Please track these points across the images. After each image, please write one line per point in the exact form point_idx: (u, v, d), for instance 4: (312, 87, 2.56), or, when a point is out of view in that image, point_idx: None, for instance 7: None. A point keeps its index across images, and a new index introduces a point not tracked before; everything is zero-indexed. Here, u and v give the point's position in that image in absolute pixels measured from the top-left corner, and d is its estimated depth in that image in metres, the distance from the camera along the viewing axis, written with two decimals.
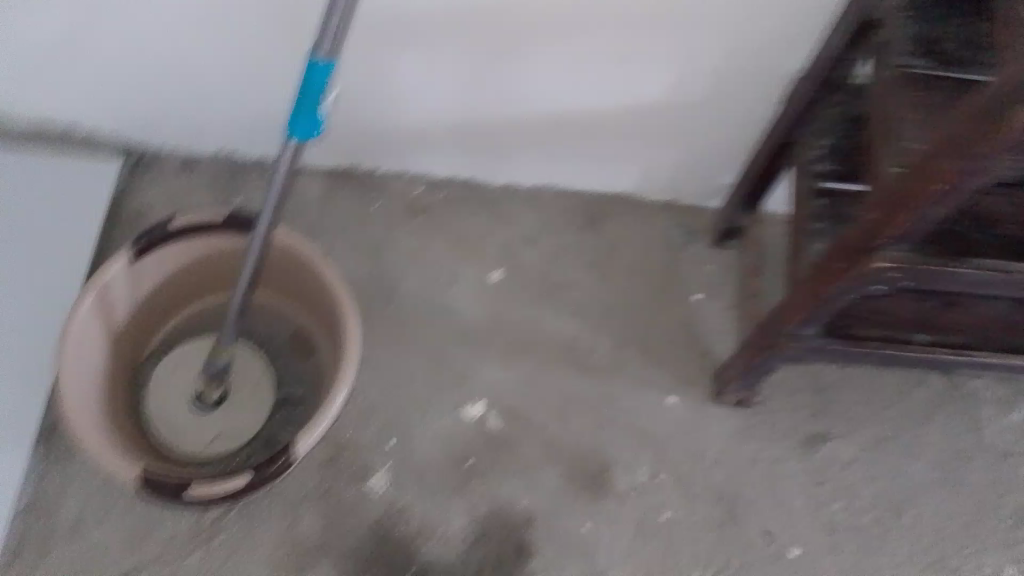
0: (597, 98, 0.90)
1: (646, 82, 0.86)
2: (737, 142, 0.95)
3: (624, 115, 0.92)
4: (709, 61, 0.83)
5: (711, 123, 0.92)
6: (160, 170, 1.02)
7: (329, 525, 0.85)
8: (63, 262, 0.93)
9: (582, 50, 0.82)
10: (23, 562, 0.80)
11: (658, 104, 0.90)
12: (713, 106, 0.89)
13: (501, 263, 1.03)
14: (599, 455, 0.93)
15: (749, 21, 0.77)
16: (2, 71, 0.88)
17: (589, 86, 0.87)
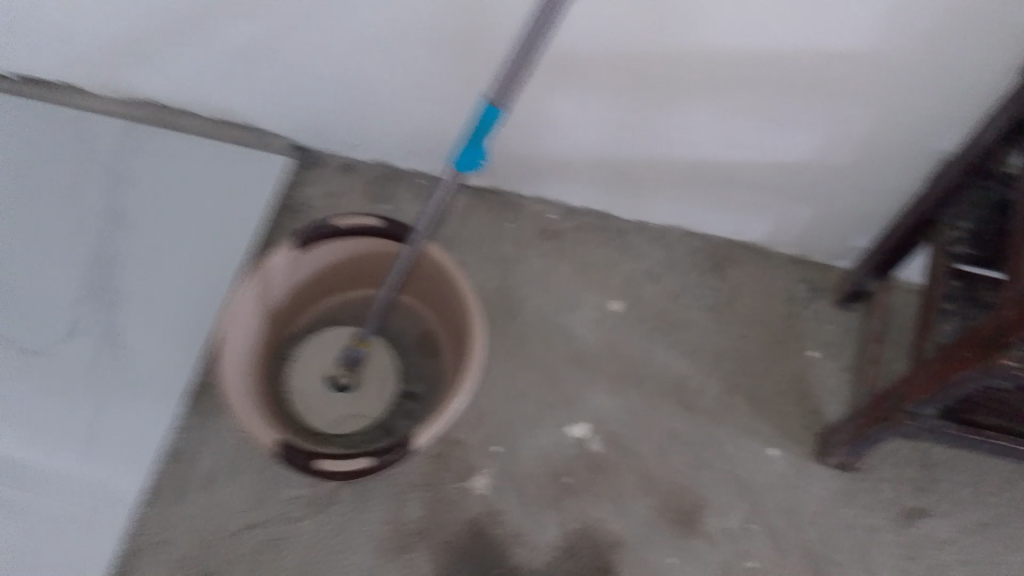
0: (742, 152, 0.92)
1: (789, 143, 0.88)
2: (877, 212, 0.95)
3: (766, 171, 0.94)
4: (859, 131, 0.84)
5: (849, 192, 0.93)
6: (321, 170, 1.11)
7: (431, 516, 0.91)
8: (229, 242, 1.04)
9: (735, 107, 0.85)
10: (163, 500, 0.90)
11: (802, 166, 0.91)
12: (856, 175, 0.90)
13: (622, 294, 1.06)
14: (694, 495, 0.95)
15: (903, 101, 0.78)
16: (202, 72, 0.99)
17: (738, 138, 0.90)
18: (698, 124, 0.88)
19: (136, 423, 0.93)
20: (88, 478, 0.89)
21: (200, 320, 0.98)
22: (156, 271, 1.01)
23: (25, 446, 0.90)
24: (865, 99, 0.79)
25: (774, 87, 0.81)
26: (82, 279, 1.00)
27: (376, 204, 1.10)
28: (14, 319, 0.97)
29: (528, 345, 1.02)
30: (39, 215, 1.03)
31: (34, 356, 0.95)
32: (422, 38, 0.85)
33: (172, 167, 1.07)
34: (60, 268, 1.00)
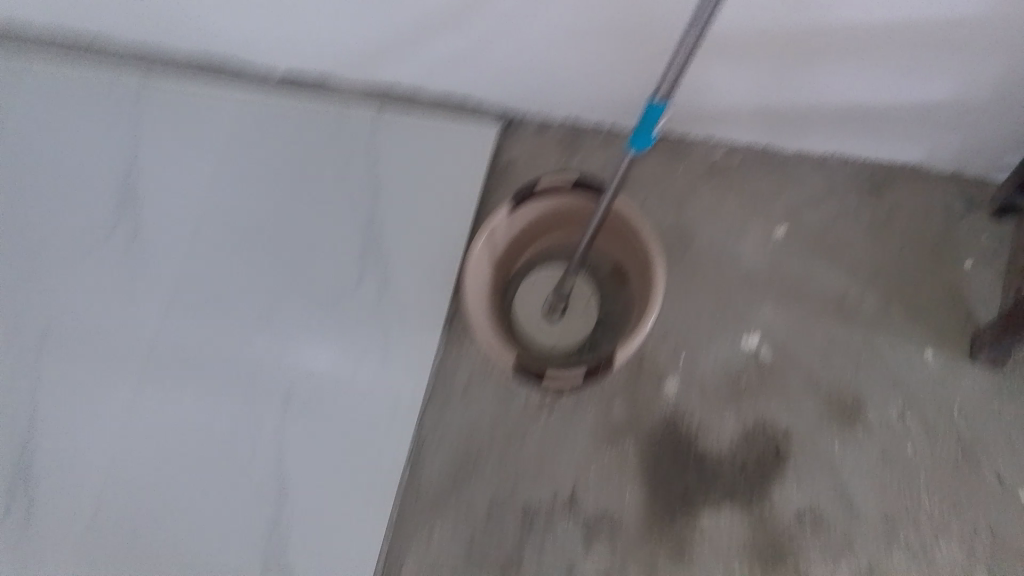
0: (897, 87, 1.03)
1: (939, 80, 1.00)
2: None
3: (918, 103, 1.06)
4: (1005, 64, 0.94)
5: (1003, 112, 1.03)
6: (524, 131, 1.35)
7: (634, 413, 1.16)
8: (458, 203, 1.30)
9: (884, 57, 0.98)
10: (431, 407, 1.20)
11: (944, 103, 1.05)
12: (1005, 99, 1.00)
13: (786, 221, 1.22)
14: (854, 392, 1.13)
15: None
16: (432, 65, 1.23)
17: (890, 78, 1.02)
18: (849, 74, 1.02)
19: (408, 350, 1.22)
20: (378, 392, 1.19)
21: (443, 268, 1.26)
22: (412, 228, 1.27)
23: (314, 374, 1.18)
24: (1002, 42, 0.90)
25: (912, 49, 0.95)
26: (359, 237, 1.27)
27: (570, 158, 1.34)
28: (292, 278, 1.23)
29: (704, 270, 1.21)
30: (298, 191, 1.28)
31: (313, 305, 1.22)
32: (614, 22, 1.05)
33: (407, 140, 1.31)
34: (328, 232, 1.26)
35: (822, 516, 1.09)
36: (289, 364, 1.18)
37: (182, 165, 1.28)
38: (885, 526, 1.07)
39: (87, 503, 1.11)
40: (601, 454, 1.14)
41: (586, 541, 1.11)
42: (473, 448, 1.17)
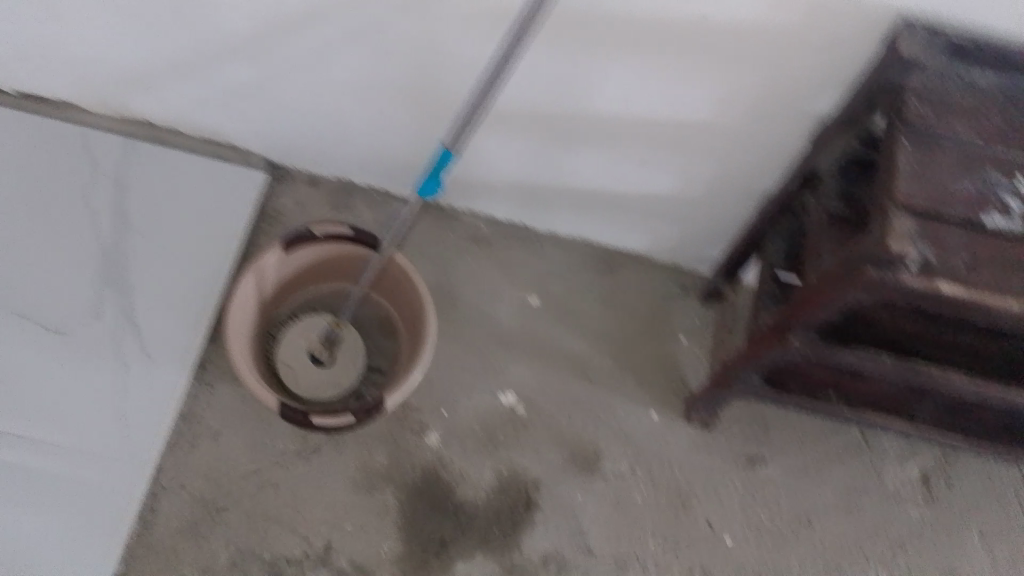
0: (633, 182, 1.20)
1: (664, 180, 1.18)
2: (728, 232, 1.27)
3: (650, 198, 1.23)
4: (714, 174, 1.14)
5: (710, 216, 1.24)
6: (293, 182, 1.33)
7: (395, 463, 1.17)
8: (216, 242, 1.24)
9: (621, 152, 1.14)
10: (176, 453, 1.11)
11: (674, 201, 1.22)
12: (715, 203, 1.20)
13: (538, 291, 1.34)
14: (593, 445, 1.24)
15: (740, 158, 1.09)
16: (203, 98, 1.20)
17: (626, 173, 1.18)
18: (593, 163, 1.18)
19: (151, 391, 1.13)
20: (114, 437, 1.10)
21: (198, 306, 1.19)
22: (160, 262, 1.21)
23: (44, 408, 1.10)
24: (710, 154, 1.10)
25: (646, 151, 1.13)
26: (97, 265, 1.19)
27: (340, 211, 1.33)
28: (22, 302, 1.16)
29: (465, 331, 1.28)
30: (40, 214, 1.22)
31: (42, 332, 1.14)
32: (393, 89, 1.10)
33: (165, 174, 1.27)
34: (66, 256, 1.19)
35: (564, 561, 1.16)
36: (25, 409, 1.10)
37: None
38: (615, 569, 1.17)
39: None
40: (359, 504, 1.13)
41: None
42: (219, 499, 1.10)
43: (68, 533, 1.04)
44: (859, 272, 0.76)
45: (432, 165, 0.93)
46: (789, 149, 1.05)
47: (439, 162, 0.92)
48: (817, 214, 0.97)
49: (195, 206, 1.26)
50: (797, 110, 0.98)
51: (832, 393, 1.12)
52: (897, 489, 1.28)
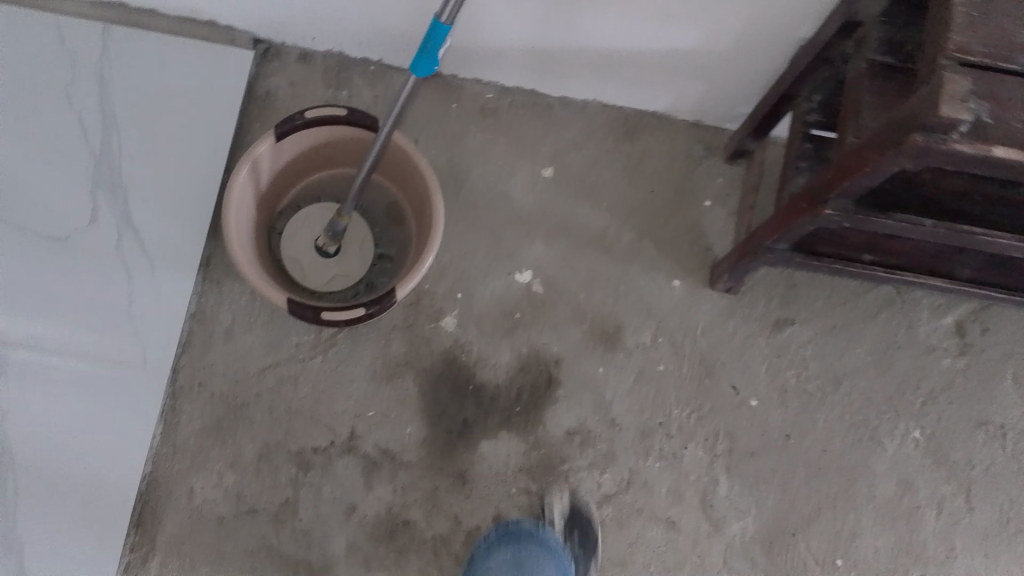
0: (645, 40, 1.09)
1: (681, 36, 1.07)
2: (756, 83, 1.15)
3: (668, 55, 1.12)
4: (737, 23, 1.03)
5: (735, 68, 1.13)
6: (283, 60, 1.24)
7: (413, 349, 1.15)
8: (209, 134, 1.18)
9: (636, 7, 1.02)
10: (191, 352, 1.12)
11: (696, 58, 1.11)
12: (737, 53, 1.09)
13: (551, 162, 1.25)
14: (614, 320, 1.20)
15: (768, 3, 0.97)
16: None
17: (641, 30, 1.07)
18: (599, 22, 1.06)
19: (160, 295, 1.12)
20: (129, 343, 1.10)
21: (197, 205, 1.16)
22: (154, 162, 1.16)
23: (53, 317, 1.08)
24: (733, 3, 0.99)
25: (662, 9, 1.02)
26: (88, 169, 1.14)
27: (335, 90, 1.24)
28: (12, 211, 1.11)
29: (476, 209, 1.22)
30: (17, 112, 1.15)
31: (39, 239, 1.11)
32: None
33: (146, 64, 1.19)
34: (53, 160, 1.14)
35: (589, 435, 1.15)
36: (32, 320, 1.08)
37: None
38: (641, 438, 1.16)
39: None
40: (380, 391, 1.14)
41: (367, 480, 1.11)
42: (241, 396, 1.12)
43: (94, 441, 1.06)
44: (906, 139, 0.66)
45: (423, 40, 0.81)
46: None
47: (431, 36, 0.79)
48: (854, 66, 0.84)
49: (182, 96, 1.19)
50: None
51: (866, 257, 1.02)
52: (930, 343, 1.22)
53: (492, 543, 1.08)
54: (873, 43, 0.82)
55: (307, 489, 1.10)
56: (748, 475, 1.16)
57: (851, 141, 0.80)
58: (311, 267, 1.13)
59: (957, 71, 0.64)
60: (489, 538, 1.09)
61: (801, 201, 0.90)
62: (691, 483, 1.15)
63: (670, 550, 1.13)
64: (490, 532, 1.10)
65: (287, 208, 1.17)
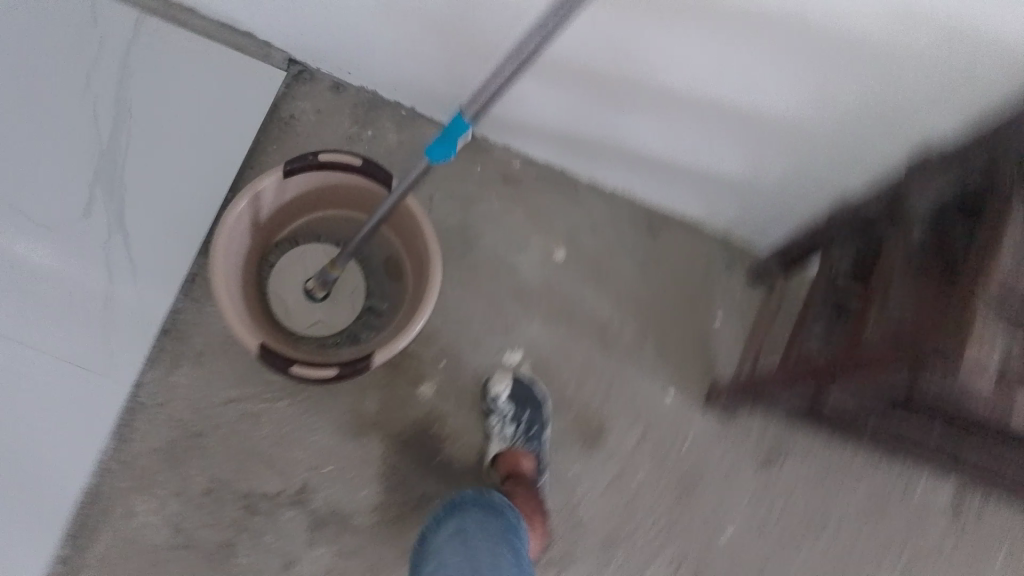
0: (685, 149, 1.03)
1: (723, 156, 1.01)
2: (789, 214, 1.09)
3: (703, 168, 1.06)
4: (779, 159, 0.97)
5: (772, 196, 1.06)
6: (315, 87, 1.20)
7: (386, 410, 1.10)
8: (222, 151, 1.14)
9: (682, 118, 0.96)
10: (157, 369, 1.06)
11: (731, 181, 1.06)
12: (776, 183, 1.03)
13: (566, 241, 1.21)
14: (599, 418, 1.15)
15: (819, 145, 0.92)
16: None
17: (680, 141, 1.01)
18: (639, 121, 1.00)
19: (138, 306, 1.06)
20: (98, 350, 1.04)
21: (194, 219, 1.11)
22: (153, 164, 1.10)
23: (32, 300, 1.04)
24: (782, 139, 0.93)
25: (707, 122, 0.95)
26: (95, 160, 1.09)
27: (360, 129, 1.21)
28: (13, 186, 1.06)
29: (479, 276, 1.18)
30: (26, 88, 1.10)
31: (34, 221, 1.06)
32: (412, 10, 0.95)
33: (177, 66, 1.14)
34: (63, 143, 1.09)
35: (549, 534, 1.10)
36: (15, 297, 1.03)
37: None
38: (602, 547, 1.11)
39: None
40: (344, 448, 1.08)
41: (310, 538, 1.05)
42: (198, 424, 1.06)
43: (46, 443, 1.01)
44: (914, 369, 0.66)
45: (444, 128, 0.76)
46: (882, 146, 0.87)
47: (449, 128, 0.75)
48: (893, 244, 0.80)
49: (205, 107, 1.15)
50: (899, 120, 0.83)
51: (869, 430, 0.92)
52: (920, 506, 1.16)
53: (461, 506, 0.96)
54: (916, 227, 0.78)
55: (247, 535, 1.04)
56: None
57: (866, 328, 0.77)
58: (298, 308, 1.10)
59: (991, 320, 0.65)
60: (464, 497, 0.99)
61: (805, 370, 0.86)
62: None
63: None
64: (465, 497, 0.98)
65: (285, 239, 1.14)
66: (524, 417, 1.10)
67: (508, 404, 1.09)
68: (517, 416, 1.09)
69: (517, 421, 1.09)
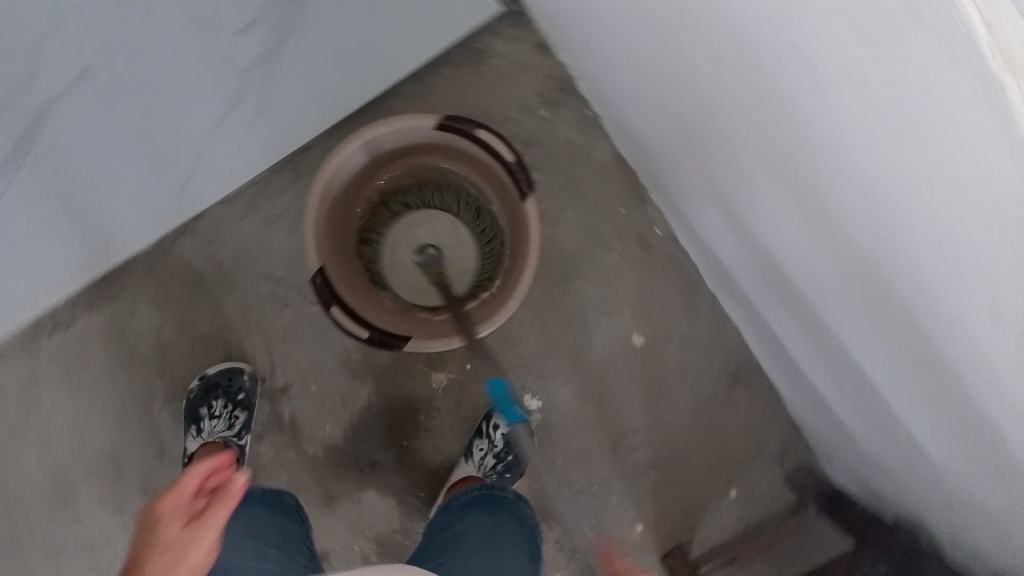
0: (810, 373, 0.90)
1: (839, 411, 0.88)
2: (861, 484, 0.96)
3: (813, 393, 0.94)
4: (884, 465, 0.84)
5: (853, 464, 0.95)
6: (526, 32, 1.06)
7: (392, 370, 1.10)
8: (404, 53, 0.99)
9: (830, 367, 0.82)
10: (226, 208, 1.06)
11: (832, 424, 0.93)
12: (864, 466, 0.91)
13: (651, 335, 1.10)
14: (561, 504, 1.11)
15: (926, 498, 0.78)
16: None
17: (811, 366, 0.88)
18: (783, 322, 0.88)
19: (234, 156, 0.97)
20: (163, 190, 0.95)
21: (334, 104, 1.00)
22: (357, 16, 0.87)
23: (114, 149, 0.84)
24: (901, 465, 0.79)
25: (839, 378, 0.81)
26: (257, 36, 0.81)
27: (541, 100, 1.07)
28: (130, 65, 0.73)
29: (550, 313, 1.09)
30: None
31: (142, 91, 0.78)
32: (653, 76, 0.80)
33: None
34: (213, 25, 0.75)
35: None
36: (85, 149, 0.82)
37: None
38: None
39: None
40: (335, 381, 1.09)
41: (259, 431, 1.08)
42: (232, 276, 1.07)
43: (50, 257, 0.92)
44: None
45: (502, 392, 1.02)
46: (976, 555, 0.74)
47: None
48: None
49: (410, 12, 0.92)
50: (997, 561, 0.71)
51: None
52: None
53: (470, 501, 0.90)
54: None
55: None
56: None
57: None
58: (405, 242, 1.09)
59: None
60: (470, 493, 0.92)
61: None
62: None
63: None
64: (471, 489, 0.92)
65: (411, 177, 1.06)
66: (507, 458, 1.06)
67: (502, 441, 1.05)
68: (500, 456, 1.06)
69: (498, 459, 1.05)
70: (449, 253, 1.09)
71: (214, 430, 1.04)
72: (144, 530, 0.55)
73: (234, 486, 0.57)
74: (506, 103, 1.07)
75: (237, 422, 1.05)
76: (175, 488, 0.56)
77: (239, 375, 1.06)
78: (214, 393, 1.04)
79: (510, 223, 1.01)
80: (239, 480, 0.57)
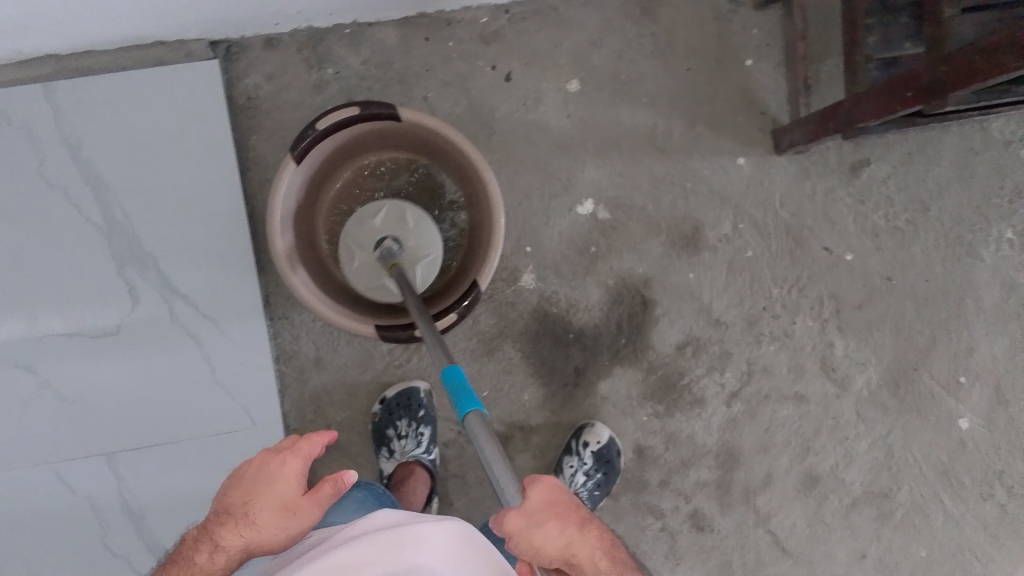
0: None
1: None
2: None
3: None
4: None
5: None
6: (254, 53, 1.06)
7: (503, 317, 1.12)
8: (218, 176, 1.04)
9: None
10: (292, 397, 1.08)
11: None
12: None
13: (575, 72, 1.12)
14: (691, 218, 1.14)
15: None
16: (90, 8, 0.88)
17: None
18: None
19: (240, 355, 1.05)
20: (243, 441, 1.06)
21: (231, 255, 1.05)
22: (155, 207, 1.03)
23: (181, 427, 1.05)
24: None
25: None
26: (124, 282, 1.03)
27: (321, 71, 1.08)
28: (69, 374, 1.02)
29: (513, 149, 1.12)
30: (9, 167, 1.00)
31: (110, 377, 1.03)
32: None
33: (150, 130, 1.02)
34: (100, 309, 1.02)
35: (698, 341, 1.14)
36: (184, 433, 1.05)
37: (34, 228, 1.01)
38: (749, 327, 1.15)
39: (93, 521, 1.04)
40: (488, 365, 1.12)
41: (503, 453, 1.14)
42: (355, 416, 1.10)
43: None
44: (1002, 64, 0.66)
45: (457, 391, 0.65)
46: None
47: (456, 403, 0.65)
48: None
49: (184, 160, 1.03)
50: None
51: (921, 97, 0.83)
52: (1005, 138, 1.15)
53: None
54: None
55: (452, 480, 1.11)
56: (860, 328, 1.16)
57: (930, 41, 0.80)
58: None
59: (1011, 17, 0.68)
60: None
61: (896, 81, 0.82)
62: (809, 354, 1.15)
63: (807, 421, 1.16)
64: None
65: (329, 202, 1.07)
66: (598, 474, 1.10)
67: (590, 456, 1.09)
68: (590, 472, 1.10)
69: (591, 473, 1.09)
70: (420, 237, 0.99)
71: (407, 450, 1.06)
72: (269, 471, 0.66)
73: (343, 476, 0.65)
74: (306, 102, 1.08)
75: (424, 437, 1.07)
76: (298, 455, 0.66)
77: (414, 394, 1.07)
78: (396, 415, 1.06)
79: (417, 139, 1.01)
80: (345, 476, 0.66)
